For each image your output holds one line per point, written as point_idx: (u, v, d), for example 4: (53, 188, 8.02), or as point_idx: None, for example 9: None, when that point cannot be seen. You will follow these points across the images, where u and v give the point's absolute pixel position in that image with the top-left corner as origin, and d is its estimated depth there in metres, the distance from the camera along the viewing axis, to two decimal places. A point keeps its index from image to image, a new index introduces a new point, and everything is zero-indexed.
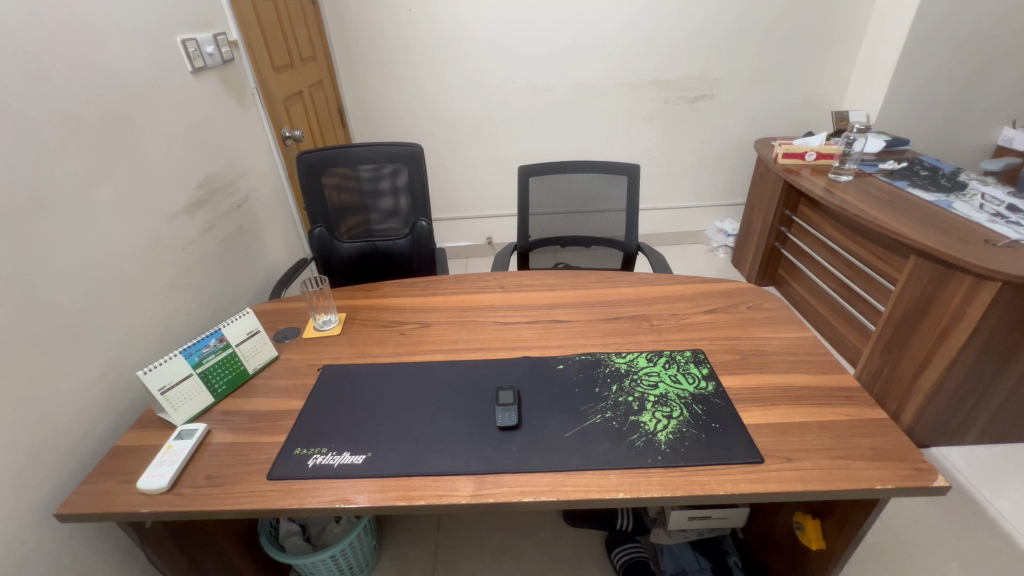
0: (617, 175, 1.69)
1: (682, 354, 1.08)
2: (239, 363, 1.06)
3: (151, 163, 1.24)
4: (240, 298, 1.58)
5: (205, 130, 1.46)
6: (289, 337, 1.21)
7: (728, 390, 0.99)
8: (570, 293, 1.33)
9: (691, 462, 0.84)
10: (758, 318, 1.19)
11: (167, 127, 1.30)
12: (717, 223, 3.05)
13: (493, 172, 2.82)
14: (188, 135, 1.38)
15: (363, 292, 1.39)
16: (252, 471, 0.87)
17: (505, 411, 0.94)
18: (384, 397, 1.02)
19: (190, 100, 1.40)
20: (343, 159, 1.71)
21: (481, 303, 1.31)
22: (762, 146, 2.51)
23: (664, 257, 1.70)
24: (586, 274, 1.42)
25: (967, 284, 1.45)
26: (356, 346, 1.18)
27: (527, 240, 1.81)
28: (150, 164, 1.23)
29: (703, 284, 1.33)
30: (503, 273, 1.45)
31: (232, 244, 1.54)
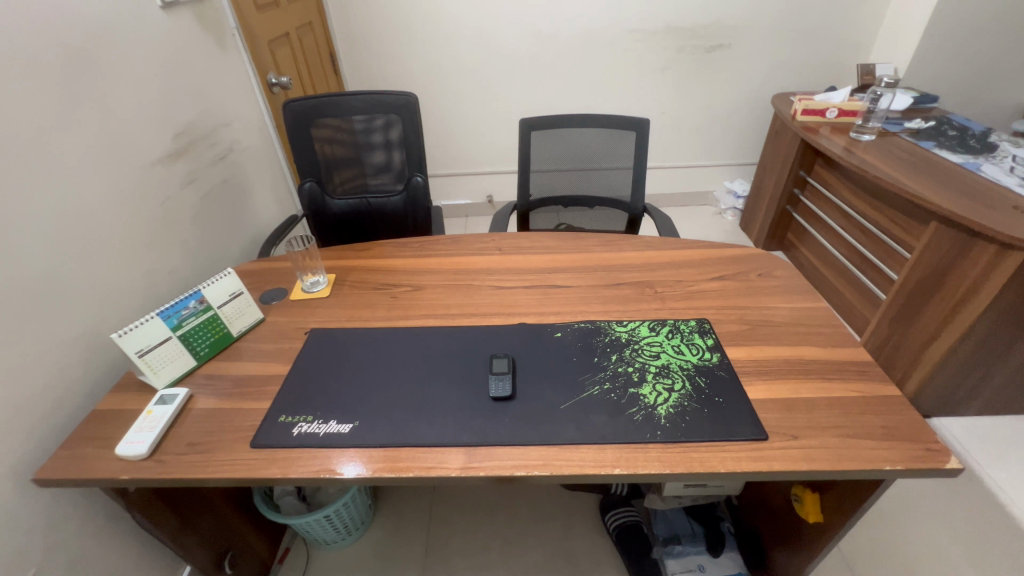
0: (625, 131, 1.59)
1: (687, 323, 1.03)
2: (221, 325, 1.02)
3: (122, 109, 1.14)
4: (227, 257, 1.52)
5: (181, 73, 1.35)
6: (276, 298, 1.16)
7: (733, 362, 0.94)
8: (571, 257, 1.26)
9: (693, 437, 0.81)
10: (769, 286, 1.13)
11: (138, 69, 1.20)
12: (727, 184, 2.94)
13: (495, 127, 2.69)
14: (163, 78, 1.28)
15: (354, 252, 1.33)
16: (236, 438, 0.84)
17: (498, 380, 0.90)
18: (373, 362, 0.98)
19: (162, 38, 1.29)
20: (333, 108, 1.60)
21: (477, 266, 1.25)
22: (780, 101, 2.36)
23: (672, 220, 1.61)
24: (588, 236, 1.35)
25: (990, 253, 1.38)
26: (345, 308, 1.13)
27: (527, 199, 1.72)
28: (120, 110, 1.14)
29: (713, 250, 1.26)
30: (501, 233, 1.38)
31: (216, 199, 1.47)
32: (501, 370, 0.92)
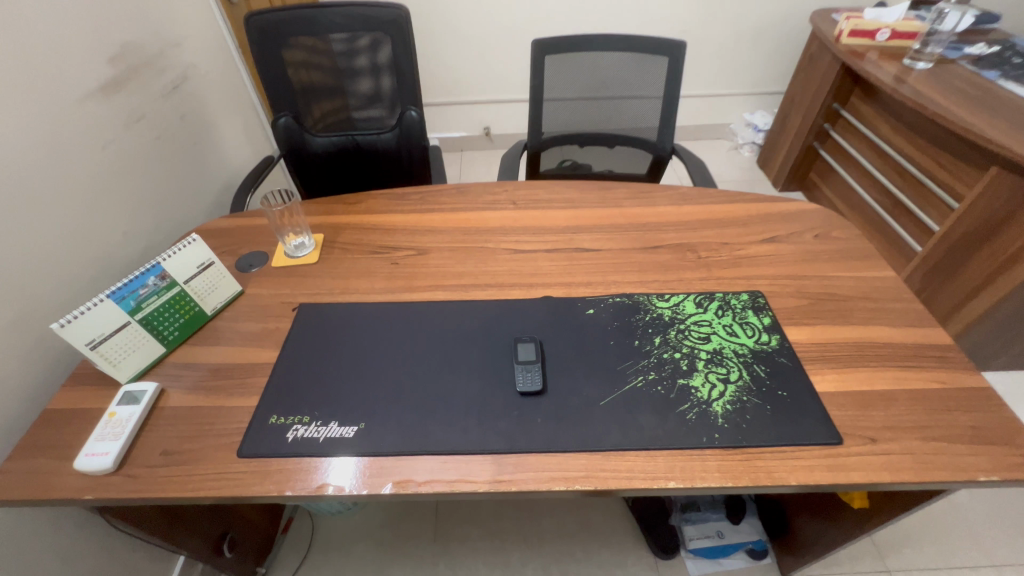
0: (656, 55, 1.34)
1: (739, 297, 0.89)
2: (191, 303, 0.85)
3: (35, 22, 0.89)
4: (196, 209, 1.32)
5: None
6: (256, 265, 0.99)
7: (795, 347, 0.81)
8: (597, 213, 1.09)
9: (756, 441, 0.70)
10: (829, 251, 0.98)
11: None
12: (747, 116, 2.68)
13: (493, 46, 2.36)
14: None
15: (343, 206, 1.14)
16: (219, 445, 0.71)
17: (526, 372, 0.77)
18: (377, 347, 0.84)
19: None
20: (305, 24, 1.32)
21: (489, 224, 1.07)
22: (821, 19, 2.07)
23: (704, 164, 1.42)
24: (616, 186, 1.16)
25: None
26: (337, 278, 0.96)
27: (538, 137, 1.51)
28: (33, 23, 0.88)
29: (761, 205, 1.09)
30: (513, 182, 1.19)
31: (174, 140, 1.24)
32: (528, 360, 0.78)
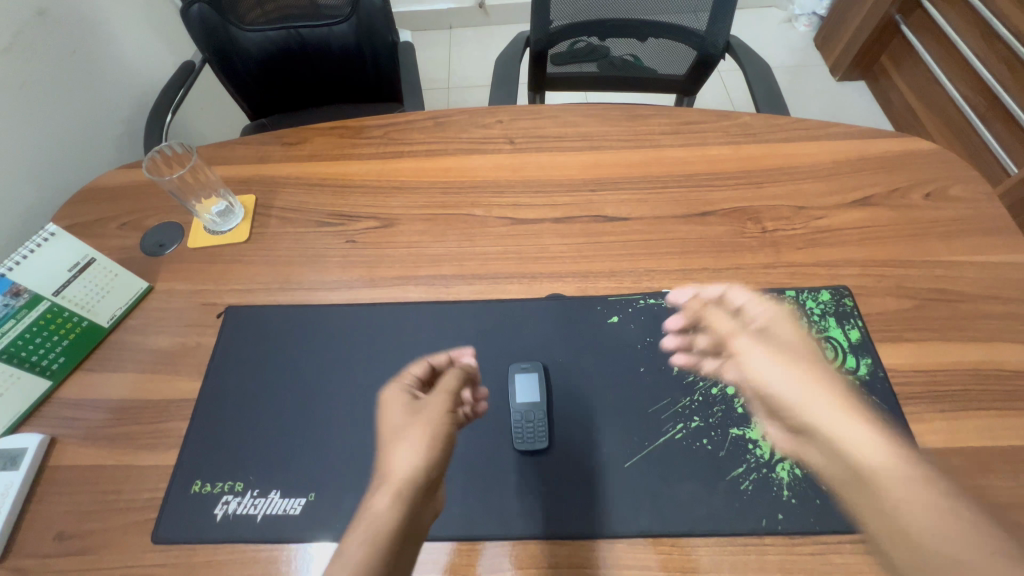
0: None
1: (817, 297, 0.65)
2: (75, 319, 0.63)
3: None
4: (94, 142, 1.04)
5: None
6: (167, 245, 0.74)
7: (892, 377, 0.60)
8: (625, 157, 0.79)
9: (834, 525, 0.52)
10: (945, 219, 0.71)
11: None
12: None
13: None
14: None
15: (280, 148, 0.84)
16: (126, 524, 0.55)
17: (526, 424, 0.57)
18: (328, 374, 0.63)
19: None
20: None
21: (477, 177, 0.79)
22: None
23: (768, 68, 1.00)
24: (651, 114, 0.85)
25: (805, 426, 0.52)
26: (274, 265, 0.72)
27: (545, 30, 1.11)
28: None
29: (853, 144, 0.79)
30: (510, 109, 0.87)
31: (32, 46, 0.92)
32: (529, 402, 0.58)
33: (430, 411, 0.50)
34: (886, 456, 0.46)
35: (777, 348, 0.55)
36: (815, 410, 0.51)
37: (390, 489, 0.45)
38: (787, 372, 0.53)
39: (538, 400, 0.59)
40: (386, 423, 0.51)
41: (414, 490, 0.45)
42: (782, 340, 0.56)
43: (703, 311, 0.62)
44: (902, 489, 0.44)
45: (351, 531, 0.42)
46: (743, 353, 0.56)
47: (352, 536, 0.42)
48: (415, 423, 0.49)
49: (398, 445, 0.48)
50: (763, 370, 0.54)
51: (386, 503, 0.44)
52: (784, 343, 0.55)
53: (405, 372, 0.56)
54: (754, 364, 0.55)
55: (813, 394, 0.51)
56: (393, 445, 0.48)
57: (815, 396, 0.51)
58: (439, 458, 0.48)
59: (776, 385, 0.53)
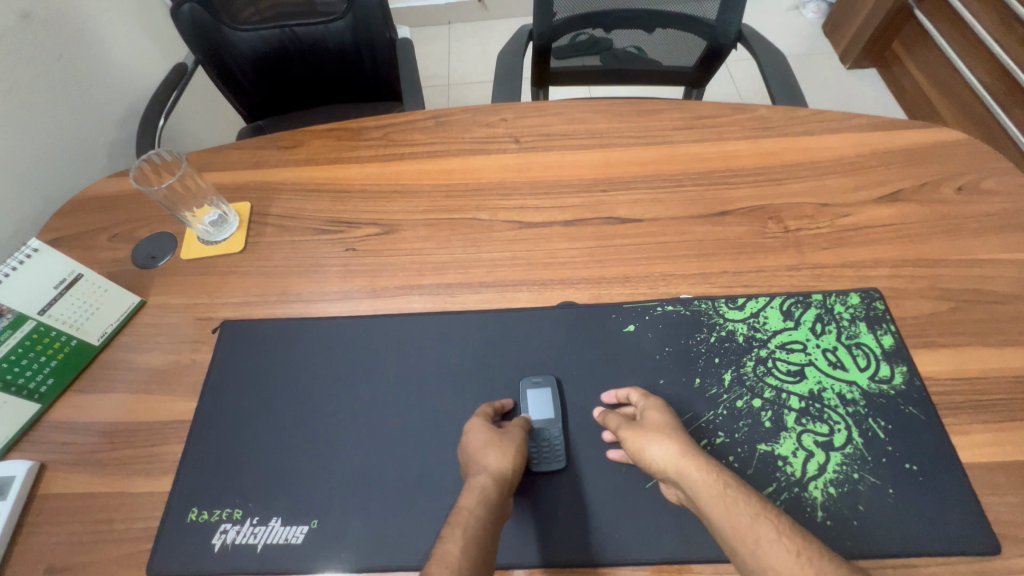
0: None
1: (846, 301, 0.61)
2: (65, 339, 0.61)
3: None
4: (86, 149, 1.01)
5: None
6: (159, 257, 0.71)
7: (929, 386, 0.56)
8: (637, 155, 0.76)
9: (873, 549, 0.48)
10: (979, 215, 0.67)
11: None
12: None
13: None
14: None
15: (276, 152, 0.81)
16: (118, 557, 0.52)
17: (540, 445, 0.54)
18: (329, 391, 0.60)
19: None
20: None
21: (482, 179, 0.75)
22: None
23: (782, 57, 0.96)
24: (663, 109, 0.81)
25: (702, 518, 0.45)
26: (271, 276, 0.69)
27: (548, 23, 1.07)
28: None
29: (877, 136, 0.75)
30: (514, 106, 0.83)
31: (17, 52, 0.88)
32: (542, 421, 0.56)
33: (518, 433, 0.52)
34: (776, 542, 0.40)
35: (664, 432, 0.49)
36: (700, 490, 0.44)
37: (490, 484, 0.46)
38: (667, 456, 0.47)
39: (552, 418, 0.56)
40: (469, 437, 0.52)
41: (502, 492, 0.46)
42: (673, 425, 0.50)
43: (601, 416, 0.55)
44: None
45: (457, 511, 0.44)
46: (638, 433, 0.50)
47: (459, 518, 0.43)
48: (505, 436, 0.51)
49: (490, 448, 0.49)
50: (649, 451, 0.48)
51: (487, 495, 0.45)
52: (678, 429, 0.50)
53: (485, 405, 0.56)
54: (647, 445, 0.49)
55: (699, 475, 0.45)
56: (484, 451, 0.49)
57: (699, 475, 0.45)
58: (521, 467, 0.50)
59: (668, 464, 0.47)
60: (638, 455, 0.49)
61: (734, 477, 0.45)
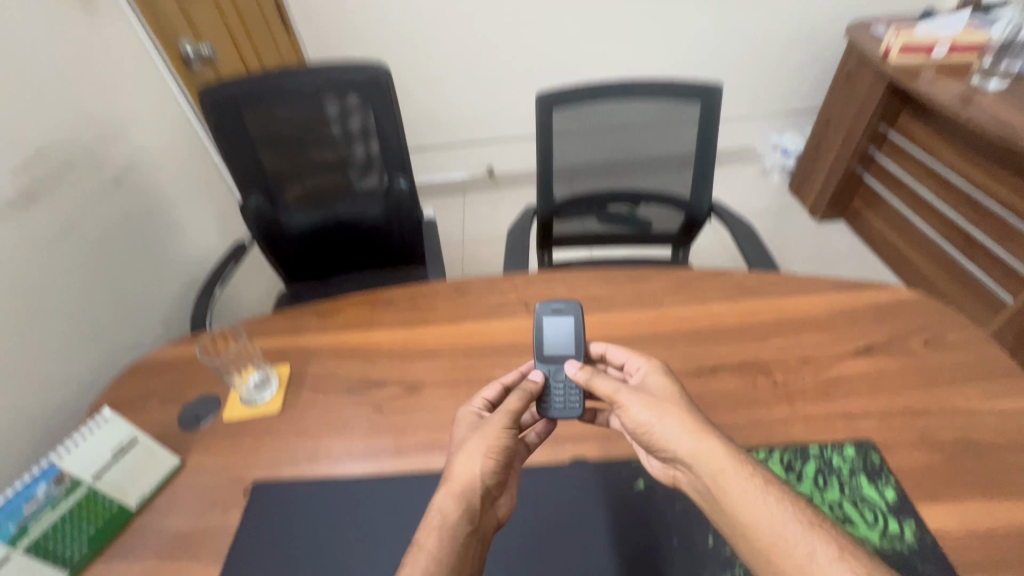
0: (685, 103, 1.14)
1: (842, 453, 0.65)
2: (108, 502, 0.65)
3: None
4: (146, 319, 1.16)
5: (30, 77, 0.92)
6: (204, 418, 0.78)
7: (942, 543, 0.57)
8: (632, 316, 0.86)
9: None
10: (949, 366, 0.73)
11: None
12: (774, 138, 2.44)
13: (491, 82, 2.16)
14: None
15: (316, 319, 0.93)
16: None
17: (564, 390, 0.68)
18: (351, 555, 0.62)
19: None
20: (271, 98, 1.14)
21: (496, 341, 0.85)
22: (857, 33, 1.86)
23: (750, 226, 1.13)
24: (652, 275, 0.93)
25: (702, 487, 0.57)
26: (303, 436, 0.75)
27: (550, 204, 1.28)
28: None
29: (843, 295, 0.86)
30: (523, 276, 0.97)
31: (114, 245, 1.08)
32: (561, 364, 0.69)
33: (492, 427, 0.62)
34: (759, 489, 0.54)
35: (667, 403, 0.61)
36: (700, 451, 0.57)
37: (450, 504, 0.56)
38: (670, 422, 0.59)
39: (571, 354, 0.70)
40: (460, 433, 0.64)
41: (469, 496, 0.57)
42: (668, 394, 0.62)
43: (589, 375, 0.66)
44: (768, 521, 0.52)
45: (416, 548, 0.54)
46: (644, 401, 0.61)
47: (414, 556, 0.53)
48: (477, 438, 0.61)
49: (461, 456, 0.60)
50: (653, 419, 0.60)
51: (446, 516, 0.55)
52: (674, 398, 0.62)
53: (478, 395, 0.69)
54: (647, 408, 0.61)
55: (696, 436, 0.58)
56: (456, 456, 0.60)
57: (700, 442, 0.57)
58: (495, 473, 0.59)
59: (665, 427, 0.59)
60: (639, 420, 0.61)
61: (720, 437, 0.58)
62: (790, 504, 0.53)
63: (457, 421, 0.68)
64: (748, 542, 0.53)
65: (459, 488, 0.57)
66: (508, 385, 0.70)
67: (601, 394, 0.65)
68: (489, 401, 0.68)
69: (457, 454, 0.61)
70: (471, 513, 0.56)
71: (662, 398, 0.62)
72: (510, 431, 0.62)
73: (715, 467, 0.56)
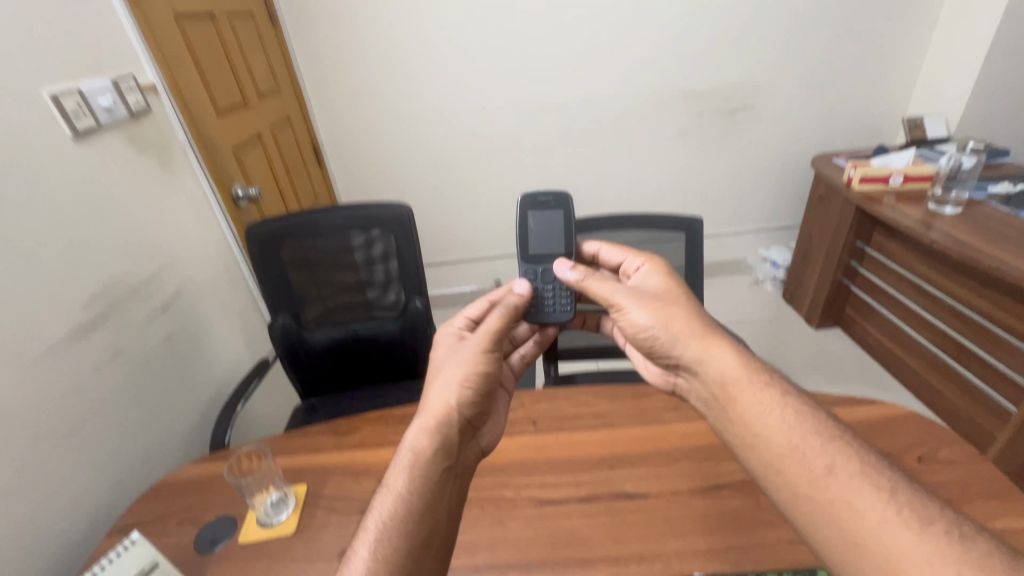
0: (672, 233, 1.29)
1: None
2: None
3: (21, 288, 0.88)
4: (170, 435, 1.21)
5: (113, 222, 1.09)
6: (219, 540, 0.80)
7: None
8: (635, 432, 0.90)
9: None
10: (946, 484, 0.76)
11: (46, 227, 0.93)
12: (762, 252, 2.62)
13: (499, 208, 2.41)
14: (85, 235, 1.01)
15: (334, 437, 0.97)
16: None
17: (554, 295, 0.85)
18: None
19: (91, 180, 1.03)
20: (306, 230, 1.30)
21: (507, 459, 0.88)
22: (822, 164, 2.11)
23: None
24: (653, 392, 0.99)
25: (715, 386, 0.64)
26: (316, 559, 0.76)
27: None
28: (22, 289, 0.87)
29: (835, 411, 0.90)
30: (531, 393, 1.03)
31: (154, 363, 1.17)
32: (547, 268, 0.87)
33: (470, 356, 0.72)
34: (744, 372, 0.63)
35: (656, 305, 0.72)
36: (693, 347, 0.67)
37: (422, 435, 0.64)
38: (658, 317, 0.71)
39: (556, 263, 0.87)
40: (439, 357, 0.75)
41: (441, 425, 0.65)
42: (655, 298, 0.74)
43: (582, 277, 0.80)
44: (755, 403, 0.60)
45: (384, 489, 0.60)
46: (639, 302, 0.73)
47: (382, 498, 0.59)
48: (455, 367, 0.71)
49: (437, 387, 0.69)
50: (644, 318, 0.72)
51: (419, 452, 0.63)
52: (663, 299, 0.73)
53: (461, 316, 0.82)
54: (641, 312, 0.72)
55: (682, 327, 0.69)
56: (432, 387, 0.70)
57: (691, 339, 0.68)
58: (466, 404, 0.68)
59: (658, 325, 0.71)
60: (635, 321, 0.73)
61: (709, 328, 0.69)
62: (795, 400, 0.60)
63: (437, 341, 0.80)
64: (761, 451, 0.58)
65: (434, 412, 0.66)
66: (479, 311, 0.83)
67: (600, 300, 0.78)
68: (467, 322, 0.82)
69: (434, 380, 0.71)
70: (442, 436, 0.65)
71: (652, 296, 0.74)
72: (484, 360, 0.72)
73: (703, 354, 0.66)
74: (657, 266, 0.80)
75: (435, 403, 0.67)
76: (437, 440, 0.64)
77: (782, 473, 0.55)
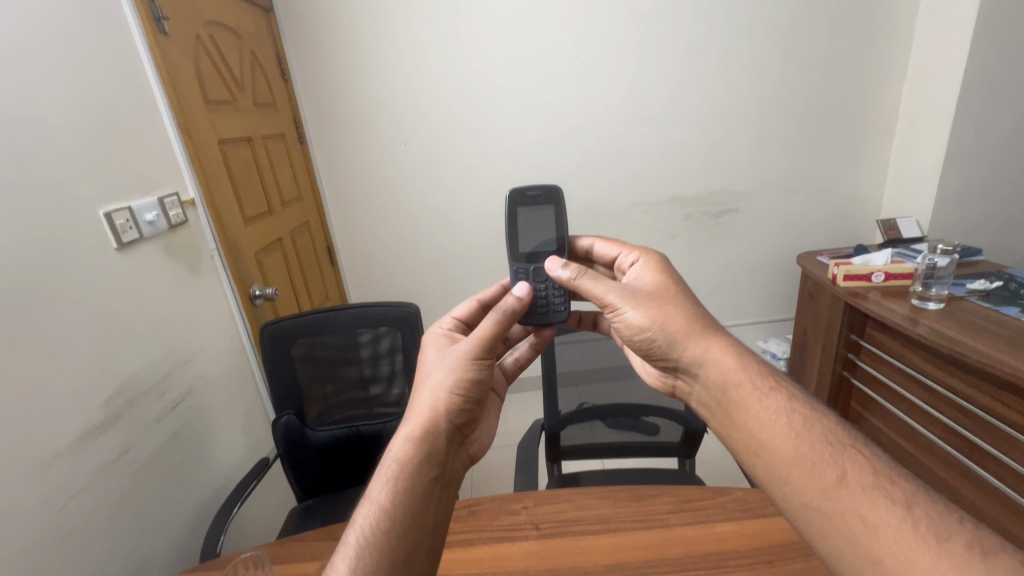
0: None
1: None
2: None
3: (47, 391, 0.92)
4: (163, 541, 1.17)
5: (141, 323, 1.16)
6: None
7: None
8: (640, 536, 0.89)
9: None
10: None
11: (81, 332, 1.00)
12: (761, 344, 2.66)
13: None
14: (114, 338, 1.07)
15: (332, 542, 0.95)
16: None
17: (547, 292, 0.93)
18: None
19: (127, 287, 1.12)
20: (315, 326, 1.35)
21: (508, 566, 0.86)
22: (807, 262, 2.24)
23: None
24: (656, 492, 0.98)
25: (717, 390, 0.71)
26: None
27: (558, 417, 1.39)
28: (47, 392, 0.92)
29: None
30: (534, 494, 1.02)
31: (158, 463, 1.18)
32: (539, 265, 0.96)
33: (456, 360, 0.74)
34: (737, 374, 0.70)
35: (651, 305, 0.76)
36: (695, 351, 0.73)
37: (406, 445, 0.67)
38: (653, 318, 0.76)
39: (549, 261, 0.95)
40: (428, 355, 0.80)
41: (425, 431, 0.68)
42: (647, 296, 0.78)
43: (574, 277, 0.85)
44: (749, 404, 0.67)
45: (369, 498, 0.64)
46: (637, 300, 0.77)
47: (368, 503, 0.63)
48: (443, 373, 0.73)
49: (423, 392, 0.72)
50: (639, 319, 0.77)
51: (404, 461, 0.66)
52: (657, 300, 0.77)
53: (450, 318, 0.89)
54: (638, 313, 0.77)
55: (677, 330, 0.75)
56: (418, 391, 0.73)
57: (691, 343, 0.74)
58: (452, 409, 0.70)
59: (655, 327, 0.76)
60: (632, 323, 0.78)
61: (702, 329, 0.75)
62: (794, 401, 0.66)
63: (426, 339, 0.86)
64: (769, 456, 0.62)
65: (418, 415, 0.70)
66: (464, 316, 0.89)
67: (596, 299, 0.82)
68: (456, 321, 0.88)
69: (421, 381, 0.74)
70: (427, 440, 0.68)
71: (648, 296, 0.78)
72: (473, 363, 0.74)
73: (701, 359, 0.73)
74: (651, 263, 0.85)
75: (419, 409, 0.70)
76: (420, 449, 0.67)
77: (790, 480, 0.59)
